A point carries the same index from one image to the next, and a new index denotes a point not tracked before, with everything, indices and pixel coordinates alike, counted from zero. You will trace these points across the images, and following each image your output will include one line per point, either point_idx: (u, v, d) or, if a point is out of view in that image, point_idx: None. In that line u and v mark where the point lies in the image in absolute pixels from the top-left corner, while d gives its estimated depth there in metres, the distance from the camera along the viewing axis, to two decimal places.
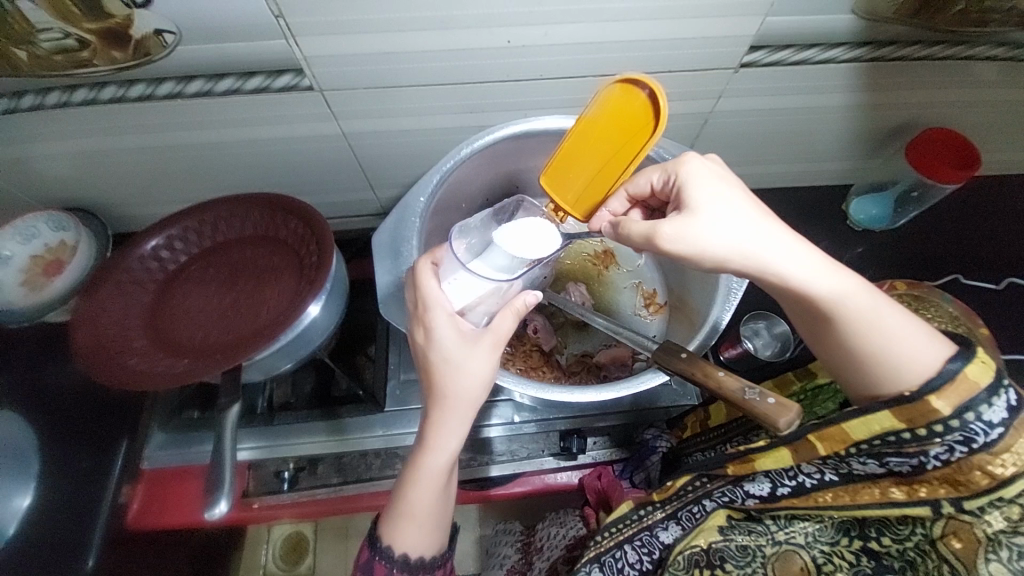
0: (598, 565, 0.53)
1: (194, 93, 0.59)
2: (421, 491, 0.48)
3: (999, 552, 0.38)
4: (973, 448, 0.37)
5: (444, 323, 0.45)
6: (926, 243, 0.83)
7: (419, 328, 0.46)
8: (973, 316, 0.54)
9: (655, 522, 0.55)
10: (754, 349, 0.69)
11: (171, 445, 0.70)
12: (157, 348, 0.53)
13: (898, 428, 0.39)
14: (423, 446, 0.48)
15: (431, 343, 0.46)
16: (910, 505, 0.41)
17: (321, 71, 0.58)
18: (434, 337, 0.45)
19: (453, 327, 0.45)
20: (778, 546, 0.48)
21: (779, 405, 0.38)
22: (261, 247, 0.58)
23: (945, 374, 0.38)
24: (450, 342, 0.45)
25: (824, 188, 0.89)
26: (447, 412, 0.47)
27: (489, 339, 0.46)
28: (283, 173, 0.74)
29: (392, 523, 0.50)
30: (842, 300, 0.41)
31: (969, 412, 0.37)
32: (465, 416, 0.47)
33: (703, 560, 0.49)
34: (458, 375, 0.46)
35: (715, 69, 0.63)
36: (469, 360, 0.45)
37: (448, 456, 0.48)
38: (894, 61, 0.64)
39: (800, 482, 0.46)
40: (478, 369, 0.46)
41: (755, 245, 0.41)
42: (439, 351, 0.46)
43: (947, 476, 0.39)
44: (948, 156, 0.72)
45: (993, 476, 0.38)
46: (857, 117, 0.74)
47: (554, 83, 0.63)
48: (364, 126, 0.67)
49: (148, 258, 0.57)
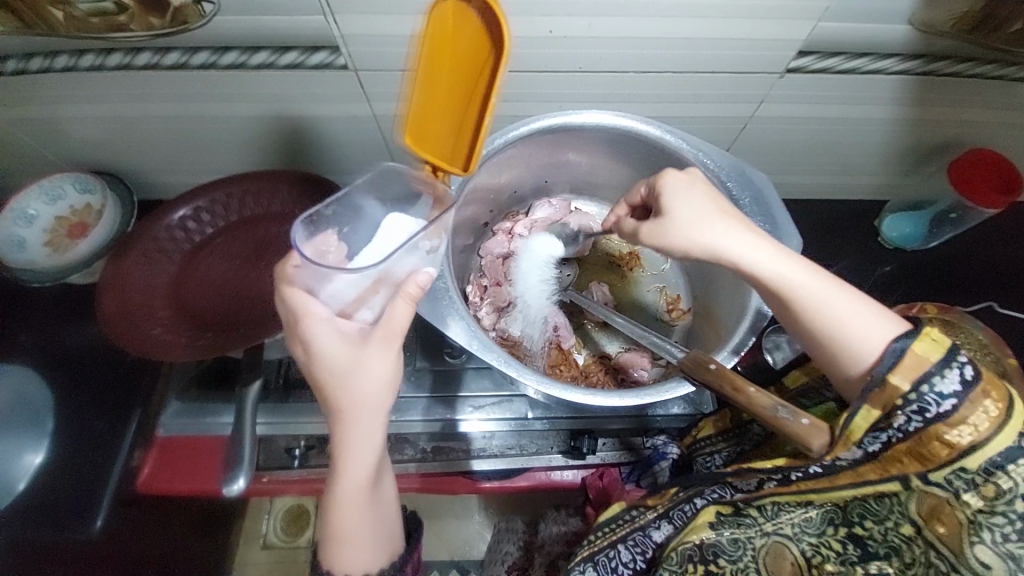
0: (592, 565, 0.49)
1: (228, 65, 0.58)
2: (347, 504, 0.46)
3: (983, 535, 0.35)
4: (929, 418, 0.36)
5: (321, 329, 0.42)
6: (959, 266, 0.81)
7: (299, 341, 0.43)
8: (1002, 343, 0.50)
9: (647, 522, 0.50)
10: (773, 363, 0.69)
11: (184, 416, 0.67)
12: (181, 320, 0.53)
13: (876, 417, 0.37)
14: (338, 461, 0.45)
15: (314, 353, 0.43)
16: (883, 483, 0.39)
17: (357, 50, 0.57)
18: (316, 346, 0.42)
19: (334, 330, 0.42)
20: (767, 538, 0.43)
21: (812, 426, 0.37)
22: (288, 226, 0.58)
23: (893, 352, 0.38)
24: (336, 345, 0.42)
25: (858, 202, 0.87)
26: (344, 419, 0.44)
27: (380, 334, 0.43)
28: (309, 150, 0.74)
29: (328, 544, 0.49)
30: (793, 285, 0.44)
31: (930, 384, 0.36)
32: (373, 421, 0.45)
33: (696, 555, 0.44)
34: (354, 379, 0.43)
35: (760, 72, 0.61)
36: (357, 362, 0.43)
37: (367, 467, 0.46)
38: (946, 76, 0.62)
39: (784, 475, 0.42)
40: (377, 367, 0.43)
41: (721, 238, 0.46)
42: (326, 358, 0.43)
43: (912, 450, 0.37)
44: (992, 179, 0.69)
45: (955, 446, 0.36)
46: (900, 131, 0.72)
47: (593, 78, 0.62)
48: (395, 109, 0.66)
49: (175, 228, 0.56)
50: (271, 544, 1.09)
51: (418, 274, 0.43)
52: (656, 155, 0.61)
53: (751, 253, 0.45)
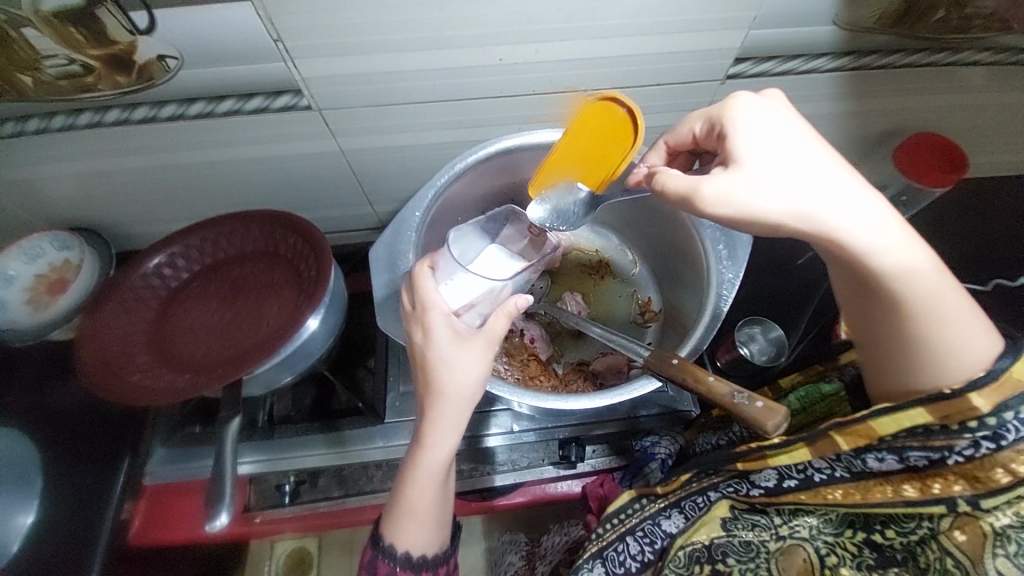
0: (601, 559, 0.56)
1: (196, 115, 0.61)
2: (422, 485, 0.49)
3: (1007, 547, 0.39)
4: (1000, 445, 0.39)
5: (440, 323, 0.45)
6: None
7: (417, 328, 0.46)
8: None
9: (657, 512, 0.56)
10: (750, 354, 0.69)
11: (171, 462, 0.70)
12: (159, 364, 0.54)
13: (929, 422, 0.41)
14: (420, 443, 0.48)
15: (428, 343, 0.46)
16: (923, 502, 0.42)
17: (318, 91, 0.60)
18: (430, 336, 0.45)
19: (450, 327, 0.46)
20: (782, 541, 0.49)
21: (767, 408, 0.38)
22: (261, 263, 0.59)
23: (991, 372, 0.40)
24: (447, 341, 0.45)
25: None
26: (440, 409, 0.46)
27: (483, 339, 0.46)
28: (282, 189, 0.76)
29: (393, 521, 0.50)
30: (902, 272, 0.42)
31: (1008, 412, 0.39)
32: (460, 415, 0.47)
33: (703, 556, 0.52)
34: (455, 373, 0.45)
35: (703, 80, 0.64)
36: (461, 359, 0.45)
37: (446, 454, 0.48)
38: (877, 69, 0.66)
39: (808, 475, 0.48)
40: (474, 367, 0.46)
41: (832, 211, 0.42)
42: (436, 352, 0.45)
43: (967, 472, 0.41)
44: (938, 160, 0.72)
45: (1014, 476, 0.39)
46: (845, 123, 0.75)
47: (548, 98, 0.65)
48: (361, 143, 0.69)
49: (151, 276, 0.58)
50: None
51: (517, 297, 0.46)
52: None
53: (865, 235, 0.42)
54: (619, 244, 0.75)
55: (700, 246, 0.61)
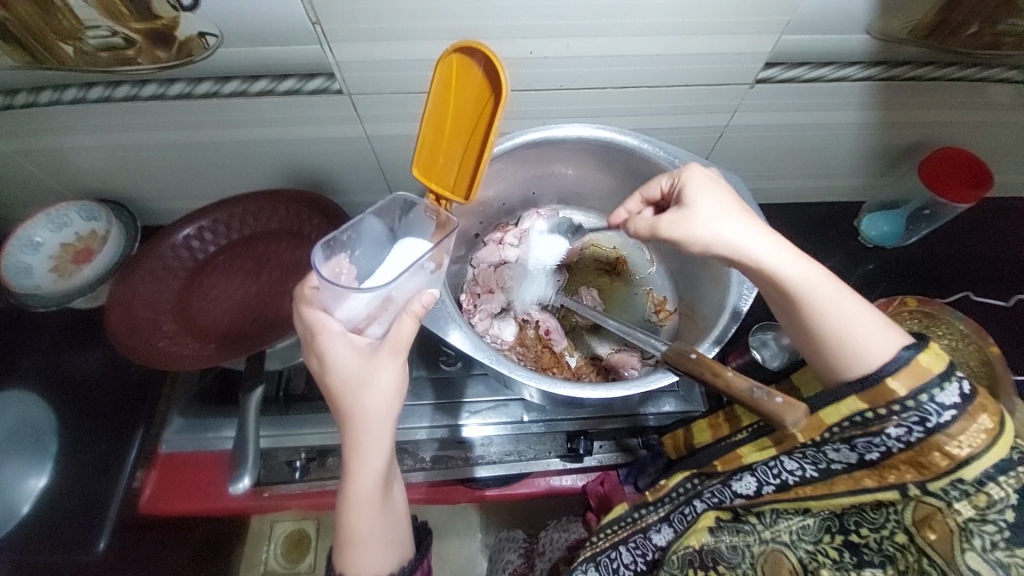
0: (594, 565, 0.57)
1: (230, 93, 0.62)
2: (363, 509, 0.48)
3: (973, 540, 0.38)
4: (929, 427, 0.39)
5: (336, 344, 0.45)
6: (937, 260, 0.84)
7: (314, 356, 0.46)
8: (982, 333, 0.63)
9: (650, 524, 0.57)
10: (762, 360, 0.70)
11: (188, 430, 0.70)
12: (187, 333, 0.56)
13: (862, 409, 0.41)
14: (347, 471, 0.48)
15: (326, 366, 0.45)
16: (880, 490, 0.42)
17: (351, 76, 0.61)
18: (329, 358, 0.45)
19: (346, 346, 0.45)
20: (764, 545, 0.48)
21: (787, 404, 0.38)
22: (288, 244, 0.60)
23: (899, 360, 0.41)
24: (347, 361, 0.45)
25: (837, 204, 0.90)
26: (353, 430, 0.46)
27: (385, 350, 0.46)
28: (306, 172, 0.77)
29: (342, 552, 0.50)
30: (807, 282, 0.45)
31: (925, 395, 0.39)
32: (379, 434, 0.47)
33: (696, 559, 0.50)
34: (363, 392, 0.45)
35: (730, 85, 0.65)
36: (370, 377, 0.45)
37: (375, 476, 0.48)
38: (906, 81, 0.66)
39: (784, 479, 0.47)
40: (384, 385, 0.45)
41: (751, 236, 0.46)
42: (340, 372, 0.45)
43: (911, 459, 0.40)
44: (960, 175, 0.73)
45: (952, 458, 0.38)
46: (870, 134, 0.75)
47: (574, 94, 0.65)
48: (387, 130, 0.70)
49: (179, 247, 0.57)
50: (272, 571, 1.08)
51: (423, 295, 0.46)
52: (637, 163, 0.64)
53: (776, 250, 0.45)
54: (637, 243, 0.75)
55: None
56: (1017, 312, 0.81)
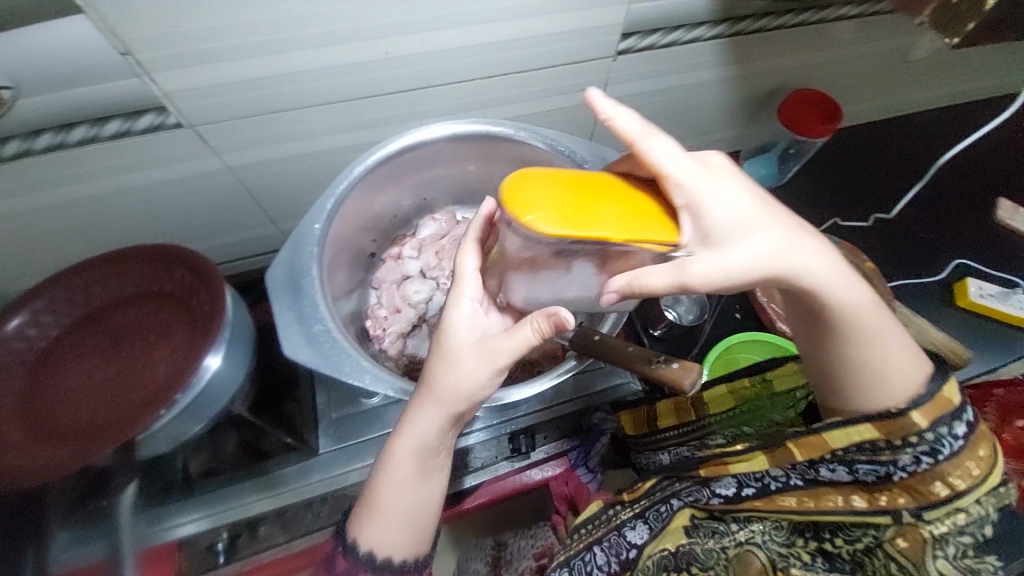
0: (568, 568, 0.55)
1: (46, 148, 0.53)
2: (400, 490, 0.47)
3: (945, 550, 0.44)
4: (937, 458, 0.45)
5: (472, 307, 0.46)
6: (812, 193, 0.92)
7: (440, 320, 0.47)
8: (857, 252, 0.74)
9: (623, 521, 0.56)
10: (677, 317, 0.71)
11: (77, 544, 0.55)
12: (36, 439, 0.46)
13: (875, 438, 0.46)
14: (399, 430, 0.47)
15: (447, 330, 0.46)
16: (872, 513, 0.46)
17: (186, 106, 0.54)
18: (456, 320, 0.46)
19: (471, 320, 0.46)
20: (738, 547, 0.51)
21: (682, 367, 0.39)
22: (147, 306, 0.52)
23: (926, 393, 0.46)
24: (461, 335, 0.45)
25: (719, 156, 0.95)
26: (433, 406, 0.46)
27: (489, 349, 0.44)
28: (167, 219, 0.68)
29: (361, 514, 0.49)
30: (859, 314, 0.46)
31: (941, 427, 0.45)
32: (437, 416, 0.46)
33: (672, 563, 0.51)
34: (450, 369, 0.45)
35: (596, 59, 0.65)
36: (479, 357, 0.45)
37: (420, 447, 0.47)
38: (754, 33, 0.69)
39: (765, 483, 0.51)
40: (466, 369, 0.45)
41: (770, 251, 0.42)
42: (461, 344, 0.46)
43: (908, 484, 0.46)
44: (817, 113, 0.78)
45: (951, 487, 0.45)
46: (734, 87, 0.80)
47: (444, 89, 0.62)
48: (249, 158, 0.63)
49: (11, 340, 0.49)
50: None
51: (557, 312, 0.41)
52: (518, 149, 0.63)
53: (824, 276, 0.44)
54: None
55: None
56: (886, 227, 0.90)
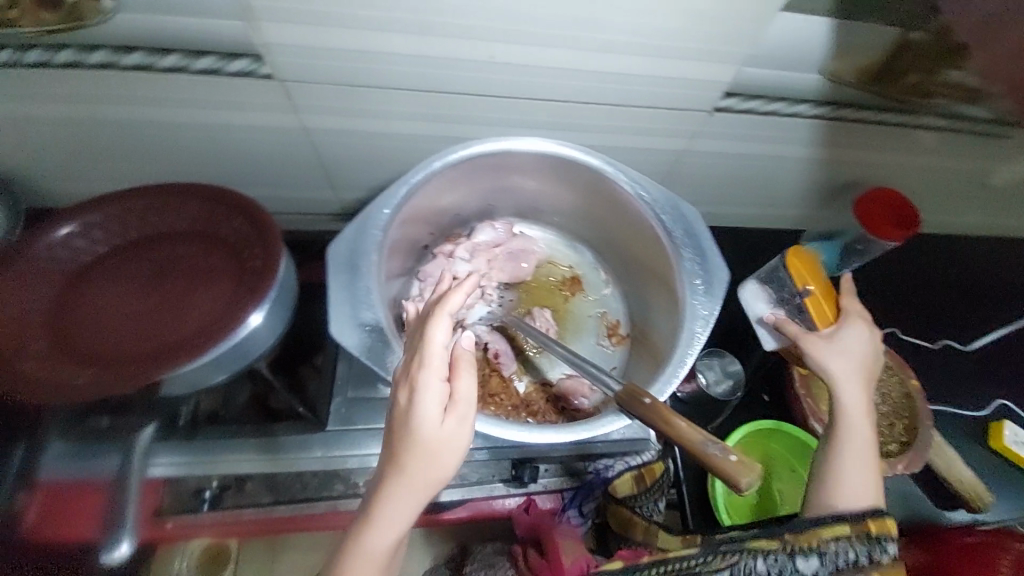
0: None
1: (134, 68, 0.53)
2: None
3: None
4: None
5: (433, 391, 0.39)
6: (865, 290, 0.89)
7: (403, 387, 0.40)
8: (904, 367, 0.74)
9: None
10: (706, 384, 0.71)
11: (69, 457, 0.55)
12: (59, 352, 0.45)
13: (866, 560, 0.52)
14: (366, 520, 0.41)
15: (413, 415, 0.39)
16: None
17: (283, 60, 0.53)
18: (419, 406, 0.39)
19: (438, 402, 0.39)
20: None
21: (740, 464, 0.35)
22: (198, 246, 0.52)
23: (875, 511, 0.48)
24: (432, 416, 0.39)
25: (779, 231, 0.93)
26: (411, 491, 0.40)
27: (458, 415, 0.40)
28: (231, 162, 0.68)
29: None
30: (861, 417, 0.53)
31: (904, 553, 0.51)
32: (415, 502, 0.41)
33: None
34: (431, 456, 0.39)
35: (691, 109, 0.64)
36: (453, 439, 0.40)
37: (394, 537, 0.41)
38: (851, 121, 0.68)
39: None
40: (446, 451, 0.40)
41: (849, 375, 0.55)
42: (431, 428, 0.39)
43: None
44: (890, 215, 0.76)
45: None
46: (814, 169, 0.78)
47: (534, 104, 0.62)
48: (328, 123, 0.63)
49: (61, 248, 0.50)
50: None
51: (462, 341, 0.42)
52: (594, 180, 0.62)
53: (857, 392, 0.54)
54: (594, 264, 0.74)
55: (676, 277, 0.58)
56: (935, 342, 0.87)
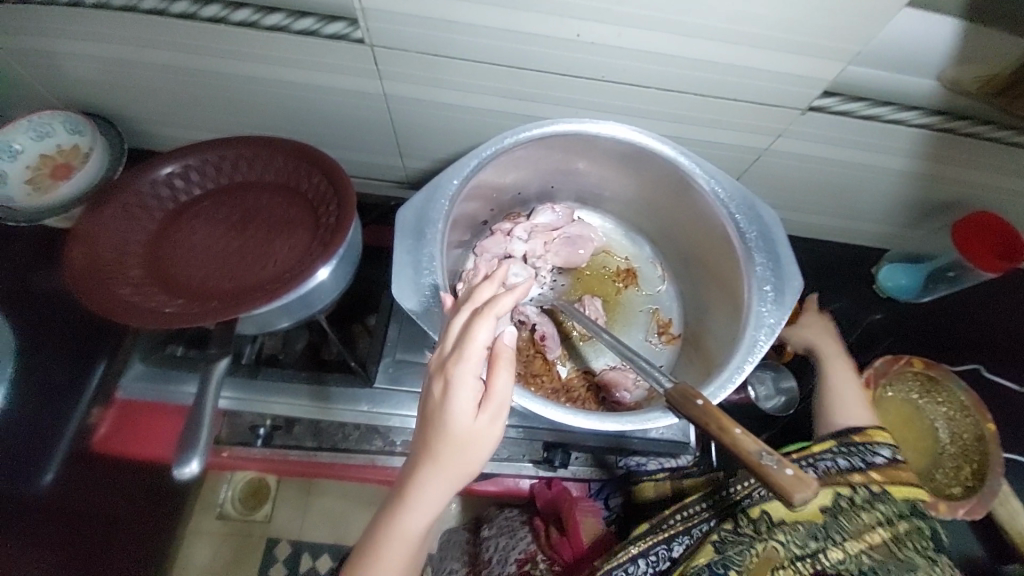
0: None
1: (239, 22, 0.56)
2: (399, 558, 0.43)
3: None
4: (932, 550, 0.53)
5: (468, 385, 0.38)
6: (948, 323, 0.82)
7: (436, 380, 0.39)
8: (981, 408, 0.67)
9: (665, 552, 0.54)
10: (756, 397, 0.69)
11: (149, 379, 0.61)
12: (151, 281, 0.50)
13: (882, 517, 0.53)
14: (400, 504, 0.42)
15: (446, 409, 0.38)
16: None
17: (375, 26, 0.54)
18: (451, 401, 0.38)
19: (472, 396, 0.38)
20: None
21: (797, 479, 0.33)
22: (279, 198, 0.55)
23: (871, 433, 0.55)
24: (466, 411, 0.38)
25: (857, 249, 0.87)
26: (444, 481, 0.40)
27: (492, 412, 0.39)
28: (312, 122, 0.71)
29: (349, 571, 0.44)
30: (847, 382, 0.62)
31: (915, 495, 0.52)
32: (447, 492, 0.41)
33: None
34: (463, 450, 0.39)
35: (783, 107, 0.60)
36: (484, 435, 0.39)
37: (427, 521, 0.42)
38: (966, 136, 0.61)
39: None
40: (476, 446, 0.39)
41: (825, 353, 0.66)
42: (464, 422, 0.38)
43: None
44: (992, 243, 0.69)
45: None
46: (911, 184, 0.71)
47: (615, 88, 0.60)
48: (406, 92, 0.64)
49: (161, 185, 0.54)
50: (226, 516, 1.01)
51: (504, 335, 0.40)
52: (666, 172, 0.60)
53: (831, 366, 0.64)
54: (651, 258, 0.72)
55: (743, 281, 0.55)
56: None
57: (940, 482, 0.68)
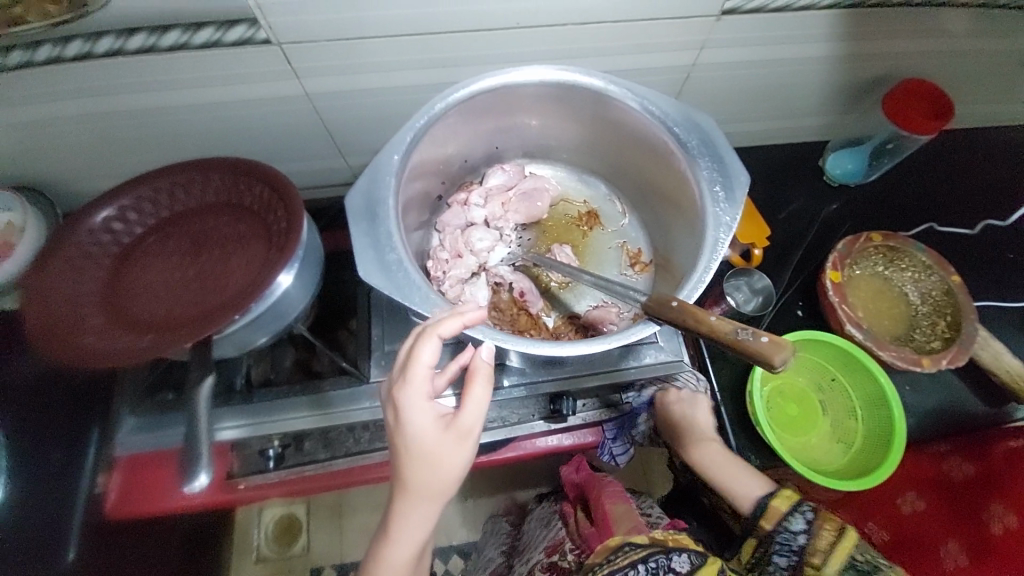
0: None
1: (137, 50, 0.54)
2: None
3: None
4: None
5: (420, 406, 0.42)
6: (900, 193, 0.85)
7: (391, 409, 0.43)
8: (944, 263, 0.72)
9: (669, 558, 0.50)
10: (736, 304, 0.73)
11: (145, 429, 0.62)
12: (115, 325, 0.49)
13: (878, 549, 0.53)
14: (382, 535, 0.44)
15: (403, 431, 0.42)
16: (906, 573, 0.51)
17: (277, 21, 0.53)
18: (407, 422, 0.42)
19: (429, 415, 0.42)
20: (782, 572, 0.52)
21: (773, 343, 0.36)
22: (224, 216, 0.54)
23: None
24: (425, 429, 0.41)
25: (802, 145, 0.89)
26: (415, 503, 0.43)
27: (461, 428, 0.42)
28: (243, 139, 0.70)
29: None
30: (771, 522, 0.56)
31: None
32: (425, 512, 0.43)
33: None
34: (428, 467, 0.42)
35: (697, 16, 0.60)
36: (451, 450, 0.42)
37: (408, 550, 0.44)
38: (873, 7, 0.63)
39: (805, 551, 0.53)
40: (447, 462, 0.42)
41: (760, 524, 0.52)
42: (422, 441, 0.42)
43: None
44: (922, 105, 0.71)
45: None
46: (837, 68, 0.73)
47: (532, 34, 0.60)
48: (328, 85, 0.63)
49: (99, 231, 0.52)
50: (264, 558, 1.01)
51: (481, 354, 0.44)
52: (600, 105, 0.60)
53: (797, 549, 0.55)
54: (608, 195, 0.73)
55: (696, 189, 0.56)
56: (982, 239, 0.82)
57: (921, 340, 0.71)
